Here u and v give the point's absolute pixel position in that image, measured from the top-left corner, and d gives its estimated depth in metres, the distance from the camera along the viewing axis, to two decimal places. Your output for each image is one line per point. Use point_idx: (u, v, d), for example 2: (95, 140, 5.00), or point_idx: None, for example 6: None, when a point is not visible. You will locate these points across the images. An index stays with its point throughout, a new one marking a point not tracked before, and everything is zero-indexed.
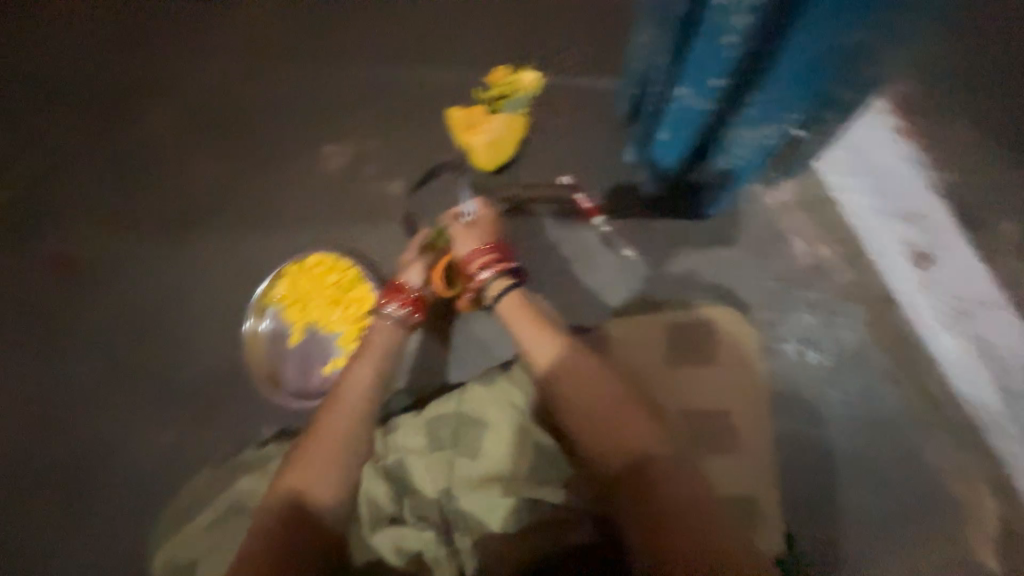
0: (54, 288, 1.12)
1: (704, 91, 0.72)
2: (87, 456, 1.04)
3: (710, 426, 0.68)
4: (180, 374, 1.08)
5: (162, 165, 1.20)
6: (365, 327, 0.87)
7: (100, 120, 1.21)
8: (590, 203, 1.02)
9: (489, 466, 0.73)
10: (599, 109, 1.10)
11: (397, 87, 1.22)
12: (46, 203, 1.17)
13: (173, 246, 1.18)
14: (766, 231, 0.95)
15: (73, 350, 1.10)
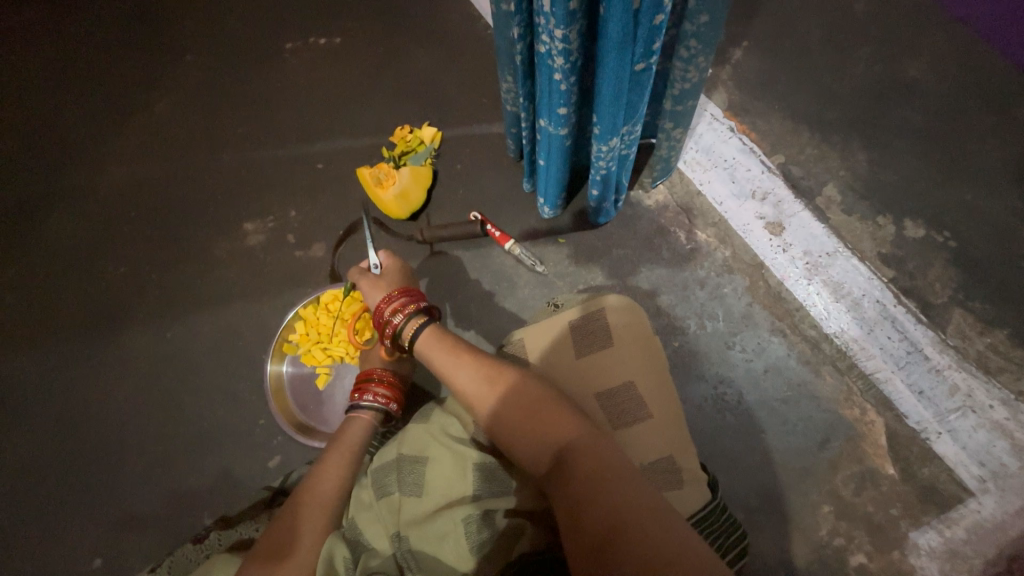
0: (30, 412, 1.20)
1: (553, 120, 0.80)
2: (79, 558, 1.08)
3: (616, 403, 0.79)
4: (155, 471, 1.14)
5: (113, 282, 1.31)
6: (361, 424, 0.88)
7: (61, 252, 1.35)
8: (499, 231, 1.12)
9: (434, 502, 0.73)
10: (494, 153, 1.26)
11: (315, 166, 1.35)
12: (19, 328, 1.28)
13: (130, 350, 1.24)
14: (652, 228, 1.10)
15: (54, 460, 1.16)
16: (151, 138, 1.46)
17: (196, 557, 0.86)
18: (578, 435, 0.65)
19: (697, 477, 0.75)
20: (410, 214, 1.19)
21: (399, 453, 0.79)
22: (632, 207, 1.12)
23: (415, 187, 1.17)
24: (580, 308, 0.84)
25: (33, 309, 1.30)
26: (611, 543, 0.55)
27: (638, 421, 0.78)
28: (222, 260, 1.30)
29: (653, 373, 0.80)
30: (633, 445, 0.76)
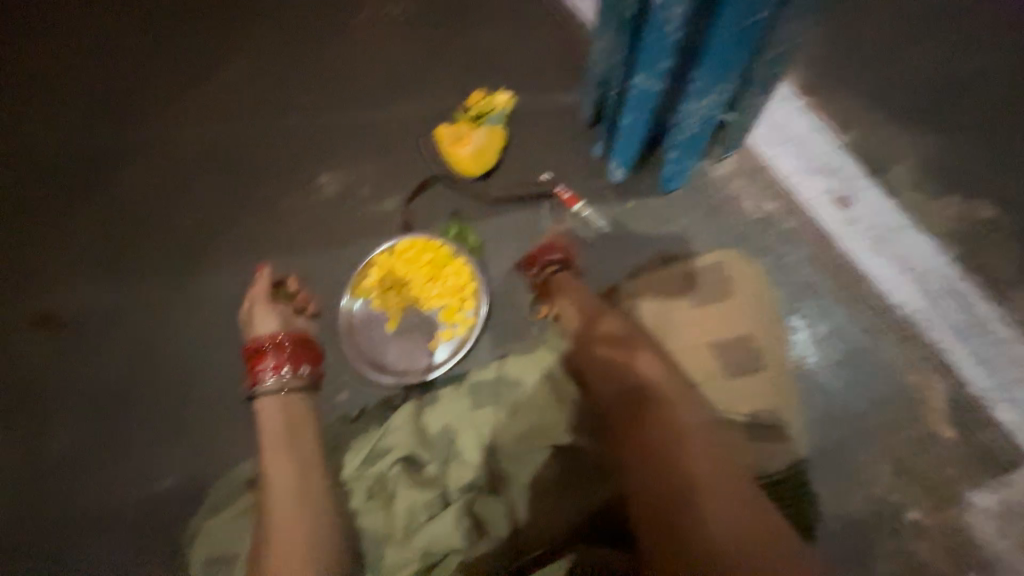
0: (103, 350, 1.23)
1: (654, 76, 0.86)
2: (164, 474, 1.16)
3: (726, 350, 0.96)
4: (229, 406, 1.19)
5: (171, 228, 1.31)
6: (269, 409, 0.88)
7: (113, 197, 1.33)
8: (568, 193, 1.18)
9: (526, 424, 0.82)
10: (565, 120, 1.30)
11: (387, 125, 1.38)
12: (88, 262, 1.29)
13: (196, 293, 1.26)
14: (721, 198, 1.14)
15: (134, 386, 1.21)
16: (202, 80, 1.40)
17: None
18: (669, 410, 0.75)
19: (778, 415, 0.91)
20: (483, 173, 1.25)
21: (498, 376, 0.89)
22: (701, 176, 1.15)
23: (491, 146, 1.24)
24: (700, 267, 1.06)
25: (100, 244, 1.30)
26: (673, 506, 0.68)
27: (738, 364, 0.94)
28: (287, 208, 1.31)
29: (755, 328, 0.99)
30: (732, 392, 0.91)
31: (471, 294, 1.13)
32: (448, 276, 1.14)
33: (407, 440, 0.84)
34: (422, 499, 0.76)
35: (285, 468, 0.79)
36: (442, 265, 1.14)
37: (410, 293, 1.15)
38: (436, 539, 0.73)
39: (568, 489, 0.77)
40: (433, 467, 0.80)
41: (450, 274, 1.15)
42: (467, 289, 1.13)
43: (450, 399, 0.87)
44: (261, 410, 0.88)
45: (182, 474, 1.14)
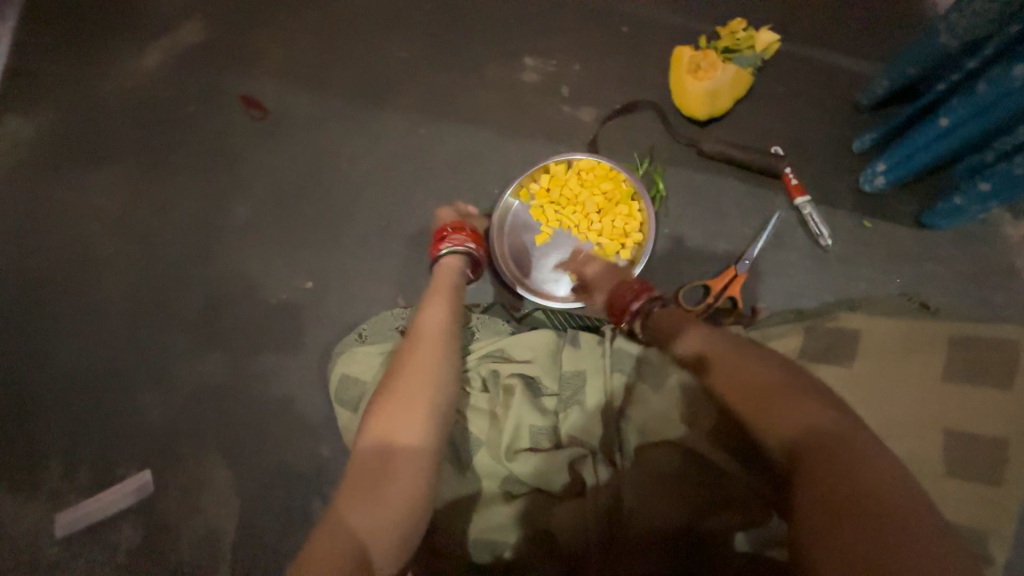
0: (270, 153, 1.26)
1: None
2: (281, 287, 1.18)
3: (965, 436, 0.73)
4: (359, 253, 1.19)
5: (369, 63, 1.30)
6: (450, 269, 0.92)
7: (329, 12, 1.33)
8: (797, 180, 0.98)
9: (660, 412, 0.74)
10: (830, 94, 1.05)
11: (618, 28, 1.21)
12: (294, 60, 1.31)
13: (371, 133, 1.26)
14: (994, 263, 0.92)
15: (287, 193, 1.24)
16: None
17: (392, 326, 0.93)
18: (869, 465, 0.54)
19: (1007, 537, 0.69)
20: (707, 119, 1.06)
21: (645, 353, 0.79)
22: (989, 226, 0.93)
23: (728, 92, 1.04)
24: (968, 329, 0.76)
25: (311, 49, 1.31)
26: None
27: (977, 454, 0.72)
28: (488, 82, 1.25)
29: (1022, 426, 0.72)
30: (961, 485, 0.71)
31: (633, 245, 1.02)
32: (617, 217, 1.02)
33: (535, 361, 0.78)
34: (534, 425, 0.73)
35: (438, 305, 0.82)
36: (616, 203, 1.03)
37: (572, 218, 1.04)
38: (537, 472, 0.70)
39: (689, 496, 0.69)
40: (553, 400, 0.76)
41: (619, 215, 1.03)
42: (631, 237, 1.02)
43: (592, 345, 0.79)
44: (441, 269, 0.92)
45: (305, 290, 1.18)
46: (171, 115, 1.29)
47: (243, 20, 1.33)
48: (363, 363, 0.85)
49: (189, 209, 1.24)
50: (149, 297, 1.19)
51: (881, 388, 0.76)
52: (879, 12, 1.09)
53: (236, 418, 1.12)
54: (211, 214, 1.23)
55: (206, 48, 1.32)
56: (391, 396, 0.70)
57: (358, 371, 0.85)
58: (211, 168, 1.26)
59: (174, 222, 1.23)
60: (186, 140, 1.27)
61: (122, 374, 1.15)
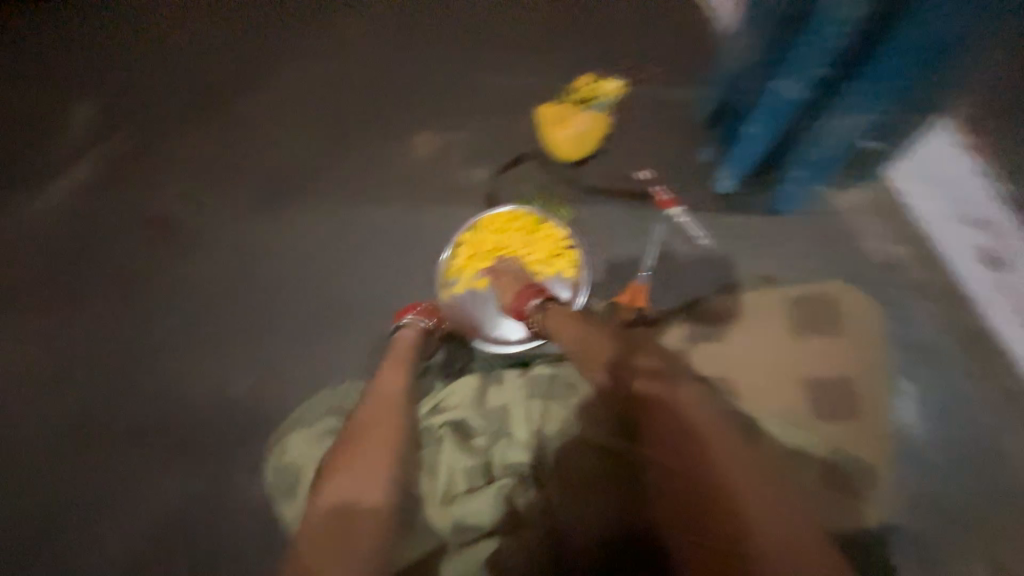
0: (172, 267, 1.22)
1: (805, 80, 0.81)
2: (206, 399, 1.12)
3: (783, 371, 0.92)
4: (283, 347, 1.17)
5: (263, 160, 1.31)
6: (407, 340, 0.97)
7: (213, 117, 1.33)
8: (666, 195, 1.13)
9: (579, 430, 0.75)
10: (680, 117, 1.21)
11: (493, 93, 1.33)
12: (187, 168, 1.30)
13: (275, 227, 1.26)
14: (845, 230, 1.02)
15: (200, 302, 1.20)
16: (324, 23, 1.41)
17: (324, 406, 0.89)
18: (713, 444, 0.60)
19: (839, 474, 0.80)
20: (580, 157, 1.19)
21: (559, 375, 0.81)
22: (824, 201, 1.04)
23: (592, 134, 1.17)
24: (797, 303, 0.88)
25: (205, 154, 1.31)
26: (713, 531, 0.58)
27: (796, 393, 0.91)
28: (388, 160, 1.32)
29: (861, 377, 0.81)
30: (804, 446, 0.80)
31: (572, 256, 1.10)
32: (541, 238, 1.11)
33: (461, 404, 0.80)
34: (465, 467, 0.74)
35: (392, 373, 0.85)
36: (532, 232, 1.12)
37: (506, 260, 1.11)
38: (474, 511, 0.70)
39: (614, 498, 0.71)
40: (483, 439, 0.77)
41: (541, 237, 1.12)
42: (563, 242, 1.11)
43: (513, 377, 0.83)
44: (395, 342, 0.96)
45: (234, 397, 1.13)
46: (63, 247, 1.23)
47: (122, 140, 1.31)
48: (300, 447, 0.82)
49: (89, 342, 1.16)
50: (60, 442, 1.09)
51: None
52: (707, 43, 1.27)
53: (169, 558, 1.02)
54: (120, 340, 1.17)
55: (88, 175, 1.28)
56: (351, 453, 0.71)
57: (296, 457, 0.82)
58: (108, 295, 1.20)
59: (78, 357, 1.15)
60: (83, 269, 1.22)
61: (31, 540, 1.03)
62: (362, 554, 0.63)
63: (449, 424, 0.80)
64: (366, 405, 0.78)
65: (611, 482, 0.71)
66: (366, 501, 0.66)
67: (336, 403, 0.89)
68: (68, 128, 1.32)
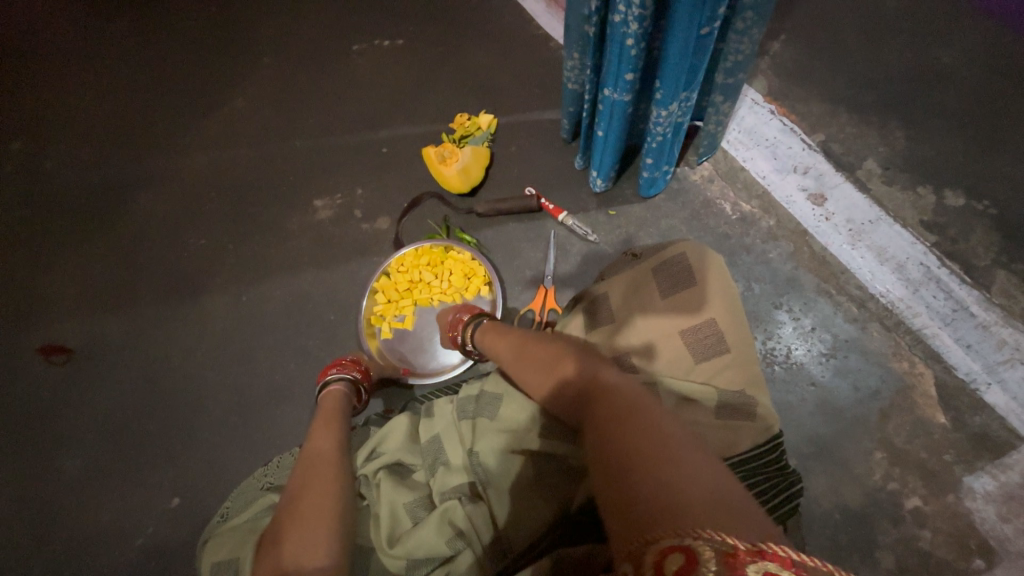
0: (93, 389, 1.20)
1: (619, 87, 0.92)
2: (148, 516, 1.09)
3: (703, 338, 0.75)
4: (219, 439, 1.15)
5: (170, 264, 1.33)
6: (337, 394, 0.96)
7: (115, 236, 1.37)
8: (551, 204, 1.22)
9: (505, 434, 0.76)
10: (550, 137, 1.35)
11: (380, 150, 1.42)
12: (91, 291, 1.31)
13: (192, 325, 1.27)
14: (704, 200, 1.17)
15: (124, 419, 1.18)
16: (210, 127, 1.50)
17: (259, 487, 0.88)
18: (613, 397, 0.62)
19: (768, 425, 0.70)
20: (470, 189, 1.29)
21: (482, 389, 0.84)
22: (679, 181, 1.20)
23: (475, 165, 1.26)
24: (657, 258, 0.83)
25: (107, 273, 1.33)
26: (632, 493, 0.49)
27: (722, 357, 0.74)
28: (291, 232, 1.35)
29: (736, 312, 0.77)
30: (726, 408, 0.70)
31: (483, 276, 1.15)
32: (451, 268, 1.15)
33: (395, 445, 0.81)
34: (407, 504, 0.74)
35: (324, 431, 0.84)
36: (442, 263, 1.15)
37: (423, 296, 1.15)
38: (420, 546, 0.68)
39: (552, 493, 0.71)
40: (422, 472, 0.79)
41: (452, 266, 1.15)
42: (472, 267, 1.15)
43: (442, 404, 0.86)
44: (324, 399, 0.95)
45: (176, 506, 1.10)
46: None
47: (24, 280, 1.32)
48: (229, 542, 0.76)
49: (17, 489, 1.12)
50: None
51: (629, 329, 0.79)
52: (558, 72, 1.44)
53: None
54: (45, 481, 1.13)
55: None
56: (289, 517, 0.69)
57: (227, 551, 0.75)
58: (29, 434, 1.17)
59: (3, 509, 1.11)
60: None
61: None
62: None
63: (387, 467, 0.80)
64: (299, 471, 0.76)
65: (546, 477, 0.72)
66: (309, 561, 0.63)
67: (271, 480, 0.88)
68: None
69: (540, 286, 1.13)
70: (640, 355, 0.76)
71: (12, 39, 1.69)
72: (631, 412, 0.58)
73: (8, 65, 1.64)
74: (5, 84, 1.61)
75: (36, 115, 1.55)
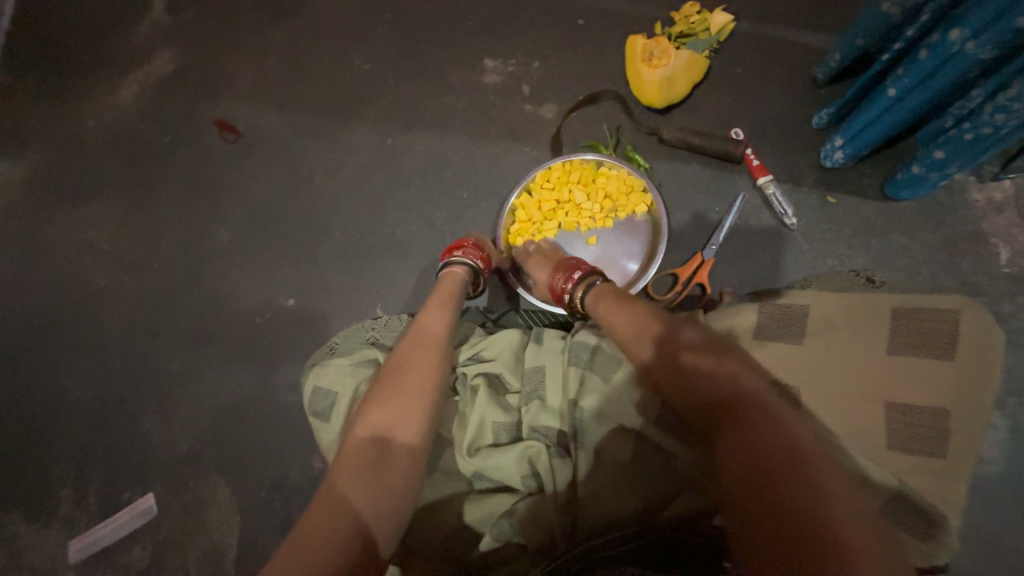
0: (246, 178, 1.30)
1: (985, 39, 0.60)
2: (268, 306, 1.23)
3: (915, 421, 0.62)
4: (338, 267, 1.22)
5: (333, 80, 1.31)
6: (455, 279, 0.93)
7: (291, 32, 1.35)
8: (758, 160, 0.97)
9: (614, 401, 0.70)
10: (791, 72, 1.03)
11: (576, 22, 1.19)
12: (261, 83, 1.34)
13: (338, 149, 1.28)
14: (969, 231, 0.87)
15: (267, 216, 1.28)
16: None
17: (365, 336, 0.92)
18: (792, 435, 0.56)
19: (937, 552, 0.58)
20: (663, 106, 1.05)
21: (602, 342, 0.76)
22: (950, 193, 0.88)
23: (684, 79, 1.02)
24: (912, 297, 0.67)
25: (279, 71, 1.34)
26: (815, 556, 0.48)
27: (925, 454, 0.61)
28: (453, 88, 1.24)
29: (980, 415, 0.62)
30: (901, 509, 0.58)
31: (643, 194, 1.00)
32: (604, 185, 1.00)
33: (499, 358, 0.78)
34: (496, 423, 0.73)
35: (437, 312, 0.83)
36: (595, 178, 1.01)
37: (568, 216, 1.03)
38: (496, 468, 0.69)
39: (642, 481, 0.67)
40: (517, 397, 0.76)
41: (604, 184, 1.01)
42: (627, 187, 1.00)
43: (554, 338, 0.80)
44: (443, 279, 0.93)
45: (291, 308, 1.22)
46: (155, 147, 1.35)
47: (208, 50, 1.38)
48: (334, 374, 0.83)
49: (174, 239, 1.29)
50: (147, 322, 1.25)
51: (830, 361, 0.67)
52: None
53: (232, 435, 1.17)
54: (198, 241, 1.29)
55: (173, 79, 1.38)
56: (390, 387, 0.70)
57: (330, 382, 0.82)
58: (191, 196, 1.31)
59: (164, 250, 1.29)
60: (170, 169, 1.33)
61: (119, 402, 1.20)
62: (389, 491, 0.61)
63: (483, 376, 0.78)
64: (408, 345, 0.76)
65: (639, 462, 0.68)
66: (401, 438, 0.65)
67: (378, 335, 0.91)
68: (163, 30, 1.40)
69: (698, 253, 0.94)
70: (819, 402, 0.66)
71: None
72: (803, 460, 0.54)
73: None
74: None
75: None
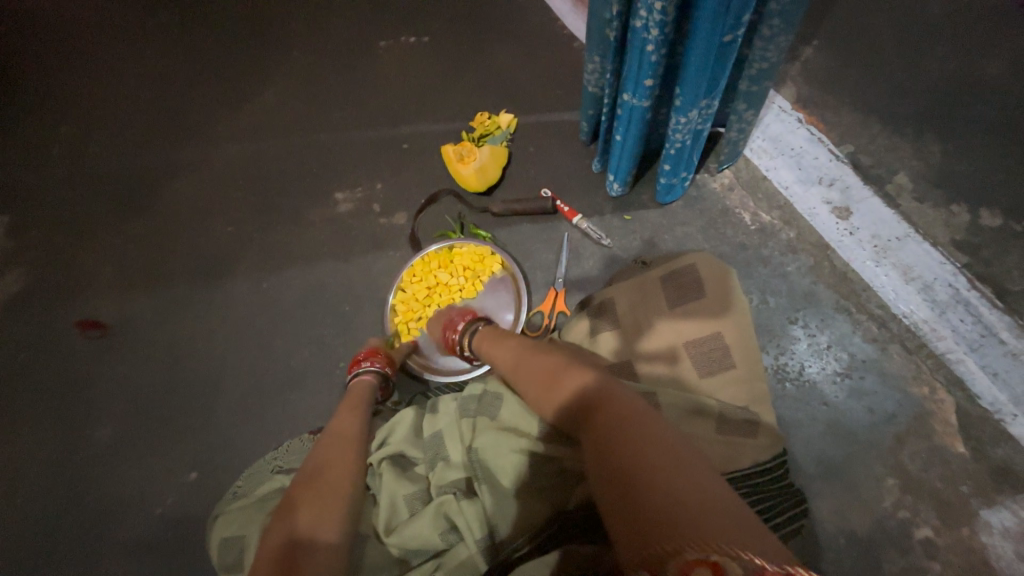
0: (118, 366, 1.27)
1: (638, 94, 0.91)
2: (167, 488, 1.15)
3: (708, 351, 0.80)
4: (236, 418, 1.20)
5: (196, 249, 1.39)
6: (363, 386, 0.98)
7: (146, 221, 1.44)
8: (567, 207, 1.21)
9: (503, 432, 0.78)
10: (569, 139, 1.35)
11: (402, 146, 1.44)
12: (121, 273, 1.37)
13: (213, 308, 1.32)
14: (722, 210, 1.15)
15: (148, 395, 1.24)
16: (239, 119, 1.55)
17: (269, 469, 0.91)
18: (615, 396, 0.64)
19: (773, 444, 0.71)
20: (485, 188, 1.29)
21: (484, 387, 0.85)
22: (698, 188, 1.18)
23: (493, 164, 1.26)
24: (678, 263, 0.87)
25: (139, 257, 1.39)
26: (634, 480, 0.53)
27: (728, 373, 0.79)
28: (312, 223, 1.39)
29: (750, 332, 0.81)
30: (727, 424, 0.72)
31: (494, 256, 1.18)
32: (460, 261, 1.17)
33: (400, 436, 0.83)
34: (407, 495, 0.76)
35: (346, 414, 0.87)
36: (453, 258, 1.17)
37: (443, 297, 1.16)
38: (415, 537, 0.71)
39: (545, 493, 0.73)
40: (423, 466, 0.80)
41: (461, 260, 1.17)
42: (480, 256, 1.17)
43: (447, 401, 0.86)
44: (350, 388, 0.98)
45: (193, 480, 1.15)
46: (7, 370, 1.28)
47: (59, 260, 1.40)
48: (239, 520, 0.80)
49: (43, 457, 1.19)
50: (29, 559, 1.11)
51: (641, 335, 0.84)
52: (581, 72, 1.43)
53: None
54: (73, 449, 1.20)
55: (22, 298, 1.36)
56: (302, 491, 0.71)
57: (236, 529, 0.79)
58: (58, 405, 1.24)
59: (34, 473, 1.18)
60: (29, 386, 1.26)
61: None
62: None
63: (390, 458, 0.82)
64: (319, 450, 0.78)
65: (539, 478, 0.74)
66: (319, 536, 0.65)
67: (282, 464, 0.91)
68: (4, 256, 1.41)
69: (551, 288, 1.15)
70: (646, 362, 0.82)
71: (63, 30, 1.79)
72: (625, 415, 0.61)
73: (54, 57, 1.74)
74: (49, 73, 1.70)
75: (84, 101, 1.64)
